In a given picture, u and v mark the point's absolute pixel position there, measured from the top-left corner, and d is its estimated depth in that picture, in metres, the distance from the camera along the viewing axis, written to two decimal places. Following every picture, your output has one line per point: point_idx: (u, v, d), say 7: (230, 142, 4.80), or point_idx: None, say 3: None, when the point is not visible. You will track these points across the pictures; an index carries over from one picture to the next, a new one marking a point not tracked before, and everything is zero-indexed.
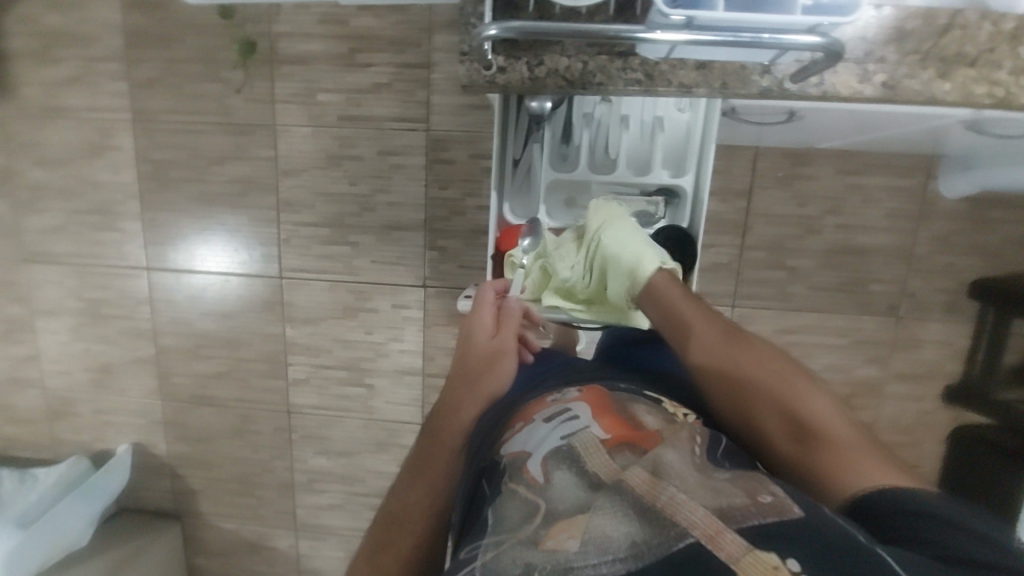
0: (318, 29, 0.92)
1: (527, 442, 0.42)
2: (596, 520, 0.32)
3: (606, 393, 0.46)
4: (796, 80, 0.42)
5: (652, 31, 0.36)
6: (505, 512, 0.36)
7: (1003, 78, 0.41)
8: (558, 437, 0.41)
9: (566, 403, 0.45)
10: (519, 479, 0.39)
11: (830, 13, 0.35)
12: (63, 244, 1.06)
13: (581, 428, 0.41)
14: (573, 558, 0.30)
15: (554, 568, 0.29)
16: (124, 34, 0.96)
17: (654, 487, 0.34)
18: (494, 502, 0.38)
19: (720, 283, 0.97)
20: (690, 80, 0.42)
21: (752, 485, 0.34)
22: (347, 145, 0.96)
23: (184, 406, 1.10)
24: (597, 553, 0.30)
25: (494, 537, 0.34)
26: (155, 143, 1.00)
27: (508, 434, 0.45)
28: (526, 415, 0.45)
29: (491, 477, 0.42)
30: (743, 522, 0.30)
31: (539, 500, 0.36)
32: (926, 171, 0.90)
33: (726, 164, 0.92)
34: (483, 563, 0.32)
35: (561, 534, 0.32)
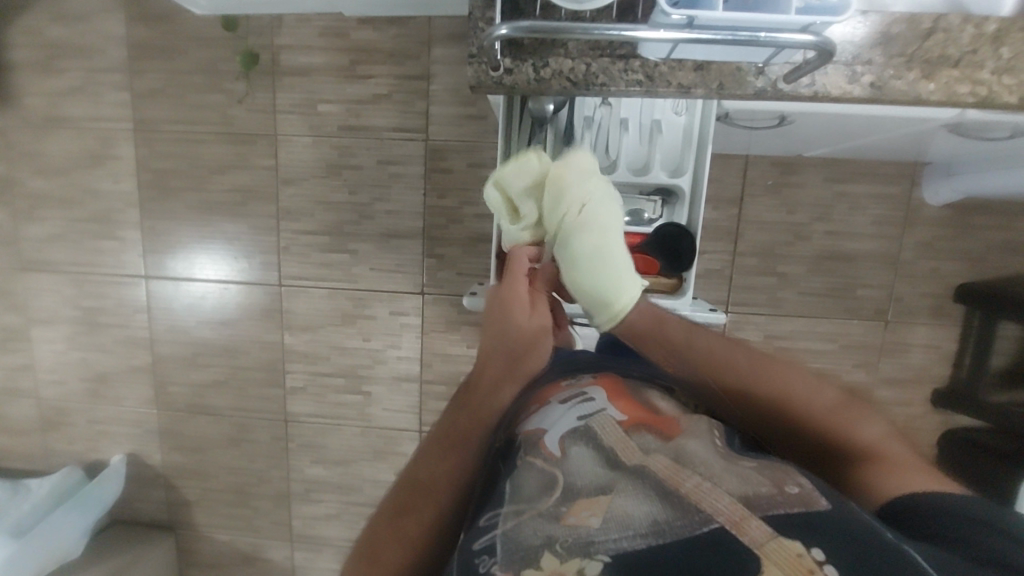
0: (319, 41, 0.94)
1: (544, 421, 0.46)
2: (616, 501, 0.37)
3: (619, 379, 0.51)
4: (788, 81, 0.44)
5: (655, 30, 0.38)
6: (523, 483, 0.41)
7: (986, 78, 0.43)
8: (575, 417, 0.45)
9: (581, 388, 0.50)
10: (536, 452, 0.43)
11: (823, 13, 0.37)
12: (62, 252, 1.06)
13: (598, 410, 0.46)
14: (594, 532, 0.34)
15: (576, 541, 0.34)
16: (128, 46, 0.98)
17: (676, 474, 0.38)
18: (512, 474, 0.43)
19: (713, 288, 0.99)
20: (689, 81, 0.44)
21: (777, 475, 0.39)
22: (347, 154, 0.98)
23: (180, 415, 1.10)
24: (618, 529, 0.35)
25: (514, 507, 0.38)
26: (156, 153, 1.01)
27: (526, 414, 0.49)
28: (542, 399, 0.50)
29: (507, 459, 0.46)
30: (767, 511, 0.35)
31: (555, 472, 0.40)
32: (910, 178, 0.94)
33: (718, 172, 0.95)
34: (505, 531, 0.37)
35: (583, 511, 0.36)
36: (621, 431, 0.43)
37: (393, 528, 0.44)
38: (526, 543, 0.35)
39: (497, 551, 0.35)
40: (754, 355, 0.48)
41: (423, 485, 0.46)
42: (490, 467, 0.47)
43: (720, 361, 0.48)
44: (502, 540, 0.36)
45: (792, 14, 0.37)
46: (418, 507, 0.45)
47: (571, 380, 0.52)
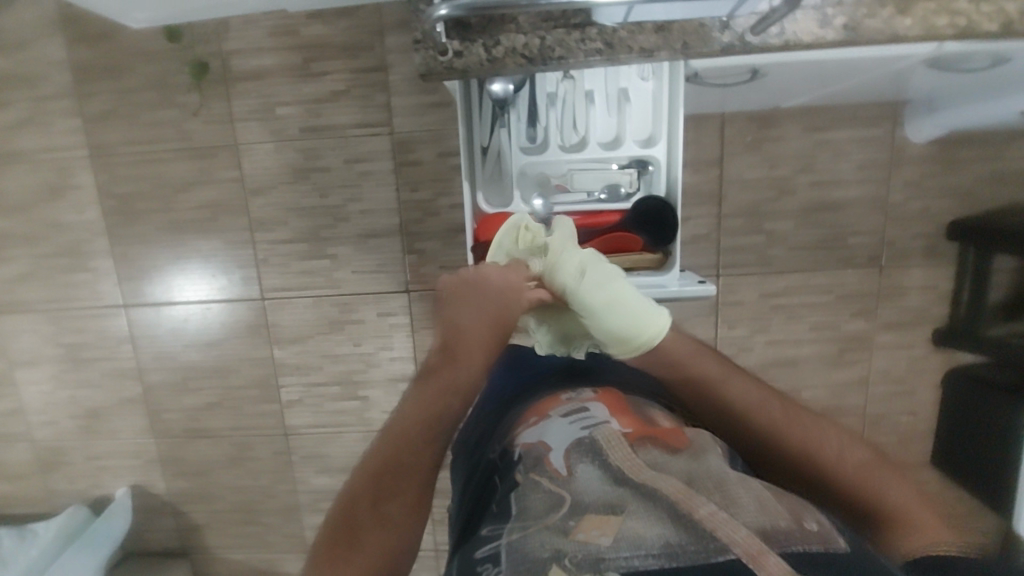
0: (269, 42, 0.90)
1: (548, 435, 0.46)
2: (627, 523, 0.35)
3: (621, 396, 0.50)
4: (756, 33, 0.41)
5: None
6: (529, 502, 0.39)
7: (961, 7, 0.42)
8: (579, 428, 0.45)
9: (582, 403, 0.49)
10: (542, 469, 0.42)
11: None
12: (35, 290, 1.03)
13: (601, 422, 0.45)
14: (604, 550, 0.33)
15: (586, 556, 0.33)
16: (72, 69, 0.94)
17: (688, 498, 0.36)
18: (513, 488, 0.41)
19: (702, 254, 0.97)
20: (651, 44, 0.41)
21: (796, 508, 0.37)
22: (313, 156, 0.94)
23: (179, 441, 1.08)
24: (630, 548, 0.33)
25: (519, 521, 0.37)
26: (116, 178, 0.97)
27: (524, 425, 0.49)
28: (542, 411, 0.50)
29: (506, 472, 0.44)
30: (785, 547, 0.32)
31: (563, 492, 0.39)
32: (892, 119, 0.91)
33: (694, 135, 0.93)
34: (511, 541, 0.35)
35: (592, 529, 0.35)
36: (627, 446, 0.42)
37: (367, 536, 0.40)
38: (533, 555, 0.34)
39: (501, 560, 0.34)
40: (784, 405, 0.49)
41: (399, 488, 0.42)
42: (487, 479, 0.46)
43: (746, 404, 0.49)
44: (507, 550, 0.35)
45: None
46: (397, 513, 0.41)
47: (573, 394, 0.51)
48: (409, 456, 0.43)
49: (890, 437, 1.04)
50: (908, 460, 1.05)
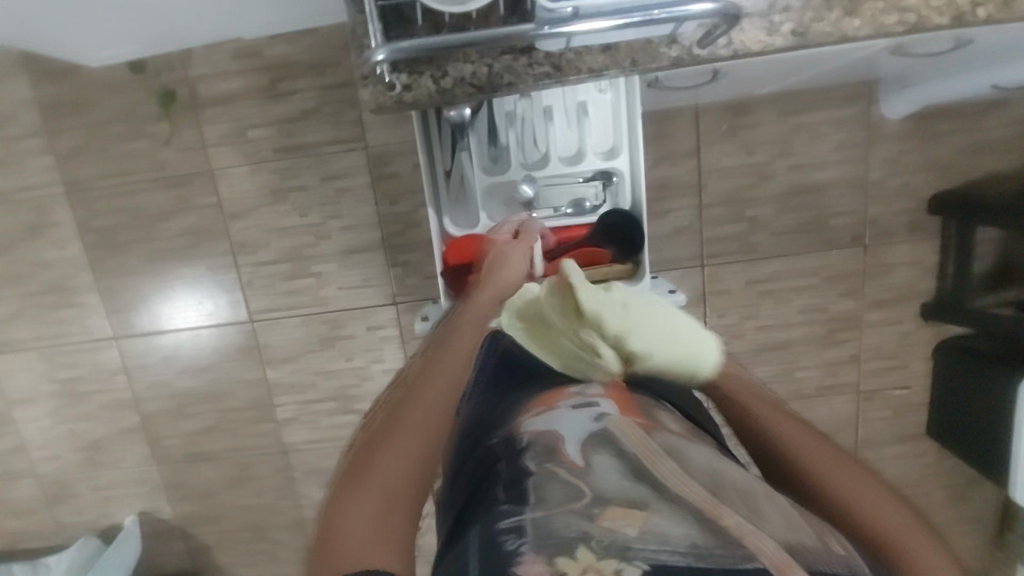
0: (234, 65, 0.89)
1: (560, 423, 0.44)
2: (653, 519, 0.36)
3: (627, 391, 0.48)
4: (704, 45, 0.41)
5: (543, 28, 0.37)
6: (546, 490, 0.39)
7: (911, 3, 0.41)
8: (591, 419, 0.44)
9: (592, 397, 0.46)
10: (558, 461, 0.41)
11: None
12: (25, 329, 1.03)
13: (610, 412, 0.44)
14: (632, 539, 0.34)
15: (612, 543, 0.34)
16: (40, 106, 0.93)
17: (714, 506, 0.37)
18: (525, 477, 0.41)
19: (685, 245, 0.97)
20: (599, 64, 0.41)
21: (820, 529, 0.39)
22: (289, 176, 0.94)
23: (181, 466, 1.09)
24: (658, 543, 0.34)
25: (542, 509, 0.37)
26: (94, 212, 0.97)
27: (527, 413, 0.47)
28: (549, 401, 0.47)
29: (512, 457, 0.43)
30: (811, 565, 0.34)
31: (581, 484, 0.38)
32: (866, 97, 0.90)
33: (669, 127, 0.92)
34: (537, 517, 0.37)
35: (618, 518, 0.36)
36: (640, 434, 0.42)
37: (372, 468, 0.39)
38: (560, 533, 0.35)
39: (526, 532, 0.36)
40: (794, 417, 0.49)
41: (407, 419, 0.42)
42: (483, 465, 0.45)
43: (752, 407, 0.50)
44: (532, 524, 0.36)
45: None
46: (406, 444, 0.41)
47: (579, 389, 0.48)
48: (417, 393, 0.44)
49: (884, 412, 1.05)
50: (904, 433, 1.06)
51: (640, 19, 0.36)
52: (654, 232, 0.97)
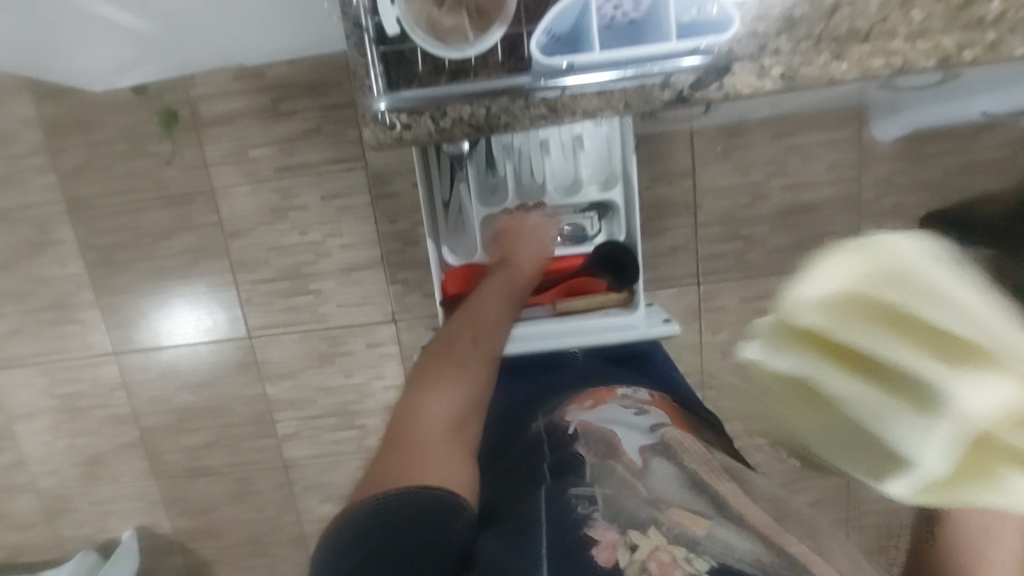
0: (236, 86, 0.91)
1: (608, 420, 0.51)
2: (717, 524, 0.37)
3: (671, 406, 0.57)
4: (695, 89, 0.42)
5: (542, 80, 0.41)
6: (607, 479, 0.42)
7: (898, 46, 0.43)
8: (648, 432, 0.49)
9: (642, 405, 0.56)
10: (618, 457, 0.45)
11: (703, 39, 0.41)
12: (26, 344, 1.04)
13: (664, 425, 0.51)
14: (699, 535, 0.36)
15: (679, 535, 0.36)
16: (43, 126, 0.94)
17: (778, 534, 0.36)
18: (583, 464, 0.45)
19: (682, 263, 0.98)
20: (593, 106, 0.42)
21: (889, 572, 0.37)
22: (290, 196, 0.95)
23: (180, 481, 1.10)
24: (723, 545, 0.35)
25: (604, 492, 0.41)
26: (96, 229, 0.98)
27: (577, 408, 0.55)
28: (598, 398, 0.56)
29: (566, 445, 0.48)
30: None
31: (640, 479, 0.42)
32: (859, 119, 0.92)
33: (665, 148, 0.94)
34: (605, 494, 0.40)
35: (684, 516, 0.37)
36: (698, 453, 0.46)
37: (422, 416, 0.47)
38: (628, 515, 0.38)
39: (597, 501, 0.40)
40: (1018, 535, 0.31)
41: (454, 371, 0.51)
42: (531, 451, 0.50)
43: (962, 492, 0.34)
44: (603, 501, 0.40)
45: (674, 41, 0.41)
46: (457, 387, 0.50)
47: (629, 393, 0.58)
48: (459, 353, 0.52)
49: None
50: None
51: (631, 75, 0.41)
52: (651, 251, 0.98)
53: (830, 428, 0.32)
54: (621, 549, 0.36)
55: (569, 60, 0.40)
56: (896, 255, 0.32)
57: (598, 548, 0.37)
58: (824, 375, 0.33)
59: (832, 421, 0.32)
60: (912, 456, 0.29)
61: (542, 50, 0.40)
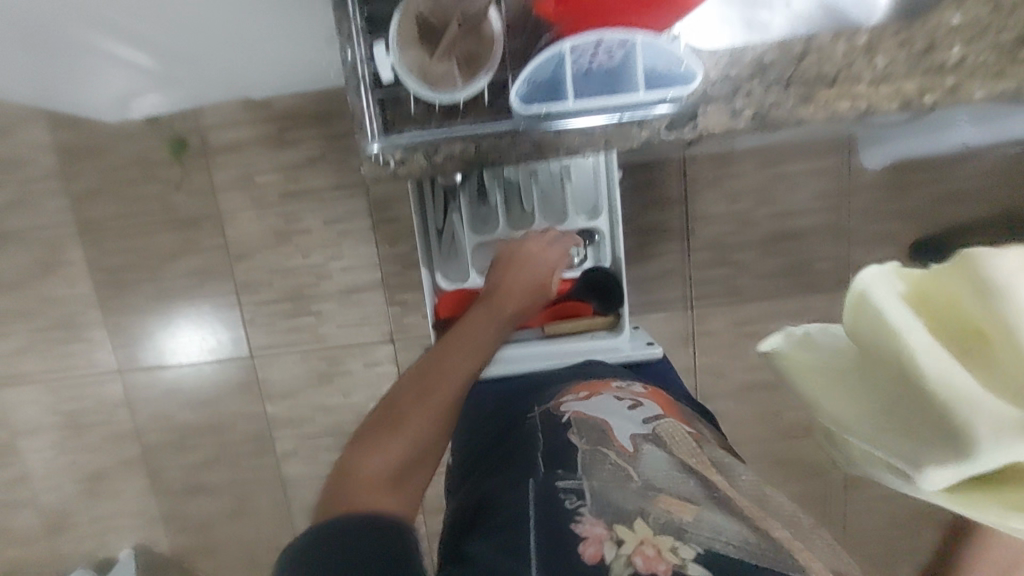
0: (243, 115, 0.94)
1: (603, 409, 0.52)
2: (704, 512, 0.40)
3: (666, 397, 0.58)
4: (672, 128, 0.45)
5: (518, 126, 0.44)
6: (598, 466, 0.44)
7: (862, 90, 0.46)
8: (641, 421, 0.50)
9: (634, 395, 0.56)
10: (610, 445, 0.46)
11: (672, 86, 0.42)
12: (34, 362, 1.07)
13: (660, 417, 0.52)
14: (686, 523, 0.39)
15: (668, 523, 0.39)
16: (58, 152, 0.98)
17: (760, 518, 0.41)
18: (574, 450, 0.47)
19: (675, 287, 1.01)
20: (576, 144, 0.46)
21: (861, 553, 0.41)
22: (294, 220, 0.98)
23: (179, 498, 1.11)
24: (711, 529, 0.39)
25: (593, 480, 0.43)
26: (105, 251, 1.01)
27: (570, 396, 0.56)
28: (593, 388, 0.57)
29: (558, 430, 0.50)
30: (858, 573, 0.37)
31: (631, 466, 0.44)
32: (845, 149, 0.95)
33: (658, 176, 0.97)
34: (593, 485, 0.42)
35: (673, 504, 0.41)
36: (688, 445, 0.48)
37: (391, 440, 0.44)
38: (619, 505, 0.40)
39: (586, 496, 0.41)
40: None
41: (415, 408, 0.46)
42: (520, 442, 0.52)
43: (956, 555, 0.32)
44: (590, 492, 0.41)
45: (643, 93, 0.42)
46: (428, 414, 0.46)
47: (623, 384, 0.58)
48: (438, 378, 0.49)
49: None
50: None
51: (604, 121, 0.44)
52: (644, 275, 1.00)
53: (861, 406, 0.32)
54: (607, 544, 0.38)
55: (545, 111, 0.42)
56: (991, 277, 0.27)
57: (584, 543, 0.38)
58: (887, 343, 0.30)
59: (874, 402, 0.31)
60: (972, 454, 0.26)
61: (521, 103, 0.42)
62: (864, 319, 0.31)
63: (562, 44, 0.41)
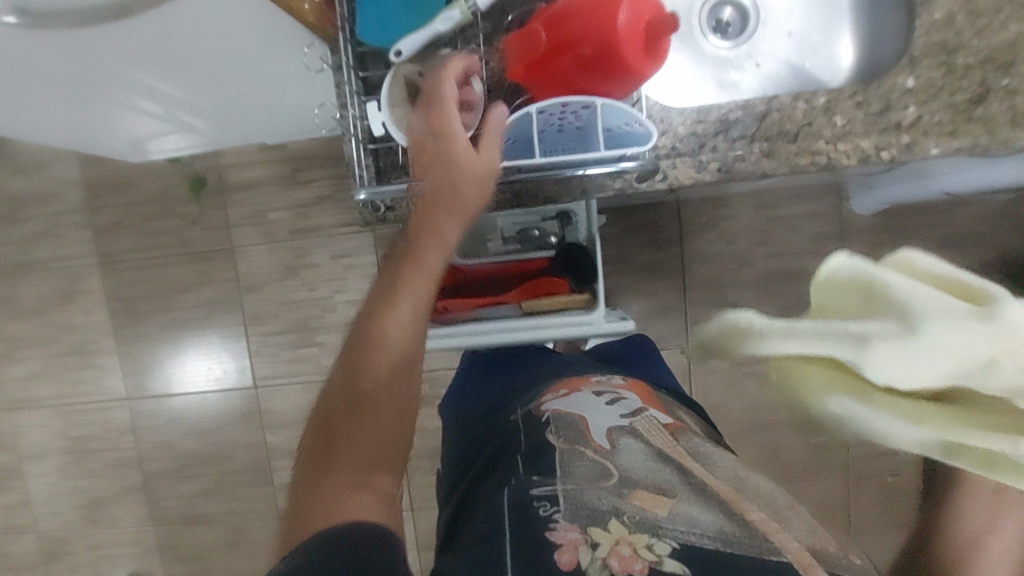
0: (259, 156, 1.00)
1: (581, 405, 0.53)
2: (679, 505, 0.42)
3: (646, 390, 0.59)
4: (642, 179, 0.51)
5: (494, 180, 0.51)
6: (576, 466, 0.46)
7: (822, 146, 0.49)
8: (620, 414, 0.52)
9: (614, 388, 0.57)
10: (586, 443, 0.48)
11: (630, 144, 0.47)
12: (46, 387, 1.11)
13: (640, 410, 0.53)
14: (661, 519, 0.40)
15: (643, 520, 0.40)
16: (85, 188, 1.04)
17: (737, 500, 0.42)
18: (551, 449, 0.48)
19: (671, 325, 1.02)
20: (553, 192, 0.52)
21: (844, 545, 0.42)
22: (302, 255, 1.03)
23: (177, 526, 1.12)
24: (687, 521, 0.40)
25: (569, 482, 0.44)
26: (123, 281, 1.06)
27: (553, 395, 0.57)
28: (572, 386, 0.58)
29: (537, 428, 0.52)
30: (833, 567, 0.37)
31: (607, 464, 0.46)
32: (835, 195, 0.98)
33: (652, 218, 1.00)
34: (567, 489, 0.44)
35: (647, 500, 0.42)
36: (666, 437, 0.49)
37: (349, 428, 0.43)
38: (591, 505, 0.42)
39: (559, 501, 0.43)
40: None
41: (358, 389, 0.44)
42: (506, 442, 0.54)
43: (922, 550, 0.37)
44: (564, 496, 0.43)
45: (603, 149, 0.47)
46: (386, 395, 0.44)
47: (603, 379, 0.60)
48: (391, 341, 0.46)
49: (876, 497, 1.03)
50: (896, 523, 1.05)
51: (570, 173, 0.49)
52: (640, 312, 1.03)
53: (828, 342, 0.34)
54: (582, 549, 0.39)
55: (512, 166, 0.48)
56: (917, 264, 0.34)
57: (559, 551, 0.39)
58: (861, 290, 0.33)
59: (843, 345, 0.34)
60: (917, 332, 0.31)
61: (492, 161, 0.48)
62: (835, 280, 0.35)
63: (529, 108, 0.47)
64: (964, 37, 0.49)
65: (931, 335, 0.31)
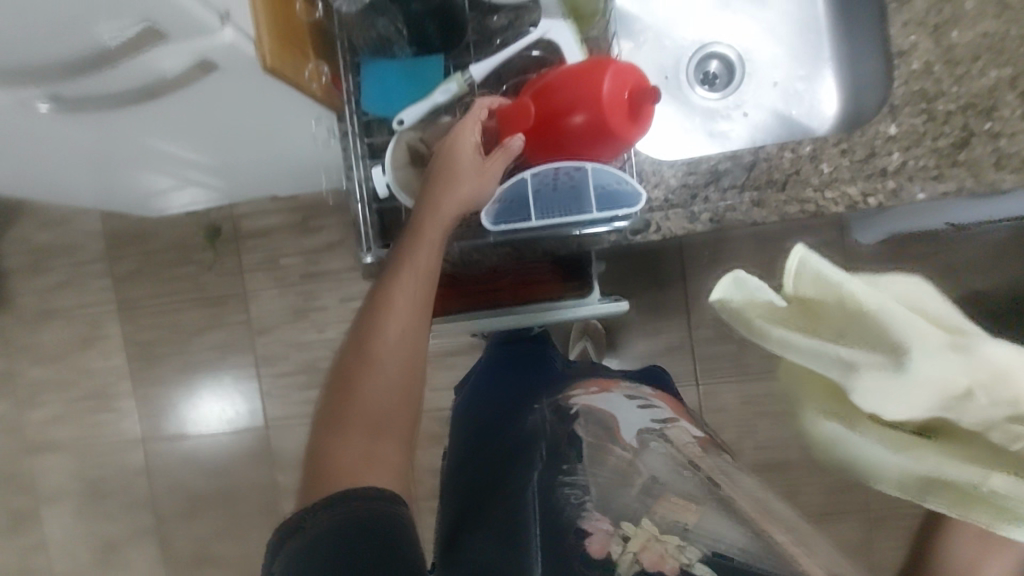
0: (273, 205, 1.04)
1: (612, 405, 0.54)
2: (707, 515, 0.41)
3: (672, 401, 0.61)
4: (638, 233, 0.53)
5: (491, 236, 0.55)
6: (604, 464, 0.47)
7: (811, 194, 0.51)
8: (650, 419, 0.53)
9: (643, 395, 0.58)
10: (615, 441, 0.49)
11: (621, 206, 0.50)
12: (64, 430, 1.13)
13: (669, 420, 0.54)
14: (689, 524, 0.41)
15: (671, 522, 0.41)
16: (106, 238, 1.09)
17: (762, 519, 0.41)
18: (581, 447, 0.49)
19: (678, 362, 1.03)
20: (552, 246, 0.56)
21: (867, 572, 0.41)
22: (313, 298, 1.05)
23: (187, 569, 1.12)
24: (714, 534, 0.40)
25: (597, 480, 0.46)
26: (140, 326, 1.09)
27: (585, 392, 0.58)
28: (604, 385, 0.59)
29: (567, 419, 0.53)
30: None
31: (636, 462, 0.46)
32: (836, 230, 0.99)
33: (655, 257, 1.02)
34: (598, 485, 0.45)
35: (676, 504, 0.42)
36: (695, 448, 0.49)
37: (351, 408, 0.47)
38: (622, 505, 0.43)
39: (590, 491, 0.45)
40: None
41: (369, 368, 0.48)
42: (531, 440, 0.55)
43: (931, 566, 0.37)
44: (594, 495, 0.45)
45: (596, 212, 0.51)
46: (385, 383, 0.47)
47: (631, 385, 0.61)
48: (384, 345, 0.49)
49: (895, 534, 1.00)
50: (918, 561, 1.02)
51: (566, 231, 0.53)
52: (647, 349, 1.04)
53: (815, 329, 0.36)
54: (613, 541, 0.41)
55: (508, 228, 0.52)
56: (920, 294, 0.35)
57: (590, 538, 0.42)
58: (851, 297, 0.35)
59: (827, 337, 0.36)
60: (903, 369, 0.33)
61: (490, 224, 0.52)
62: (817, 282, 0.36)
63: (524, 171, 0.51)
64: (943, 84, 0.51)
65: (919, 370, 0.32)
